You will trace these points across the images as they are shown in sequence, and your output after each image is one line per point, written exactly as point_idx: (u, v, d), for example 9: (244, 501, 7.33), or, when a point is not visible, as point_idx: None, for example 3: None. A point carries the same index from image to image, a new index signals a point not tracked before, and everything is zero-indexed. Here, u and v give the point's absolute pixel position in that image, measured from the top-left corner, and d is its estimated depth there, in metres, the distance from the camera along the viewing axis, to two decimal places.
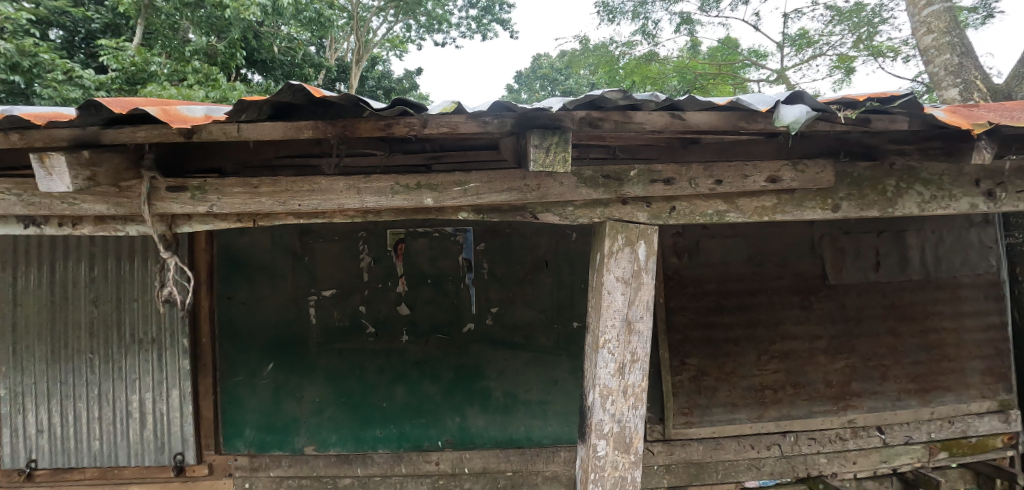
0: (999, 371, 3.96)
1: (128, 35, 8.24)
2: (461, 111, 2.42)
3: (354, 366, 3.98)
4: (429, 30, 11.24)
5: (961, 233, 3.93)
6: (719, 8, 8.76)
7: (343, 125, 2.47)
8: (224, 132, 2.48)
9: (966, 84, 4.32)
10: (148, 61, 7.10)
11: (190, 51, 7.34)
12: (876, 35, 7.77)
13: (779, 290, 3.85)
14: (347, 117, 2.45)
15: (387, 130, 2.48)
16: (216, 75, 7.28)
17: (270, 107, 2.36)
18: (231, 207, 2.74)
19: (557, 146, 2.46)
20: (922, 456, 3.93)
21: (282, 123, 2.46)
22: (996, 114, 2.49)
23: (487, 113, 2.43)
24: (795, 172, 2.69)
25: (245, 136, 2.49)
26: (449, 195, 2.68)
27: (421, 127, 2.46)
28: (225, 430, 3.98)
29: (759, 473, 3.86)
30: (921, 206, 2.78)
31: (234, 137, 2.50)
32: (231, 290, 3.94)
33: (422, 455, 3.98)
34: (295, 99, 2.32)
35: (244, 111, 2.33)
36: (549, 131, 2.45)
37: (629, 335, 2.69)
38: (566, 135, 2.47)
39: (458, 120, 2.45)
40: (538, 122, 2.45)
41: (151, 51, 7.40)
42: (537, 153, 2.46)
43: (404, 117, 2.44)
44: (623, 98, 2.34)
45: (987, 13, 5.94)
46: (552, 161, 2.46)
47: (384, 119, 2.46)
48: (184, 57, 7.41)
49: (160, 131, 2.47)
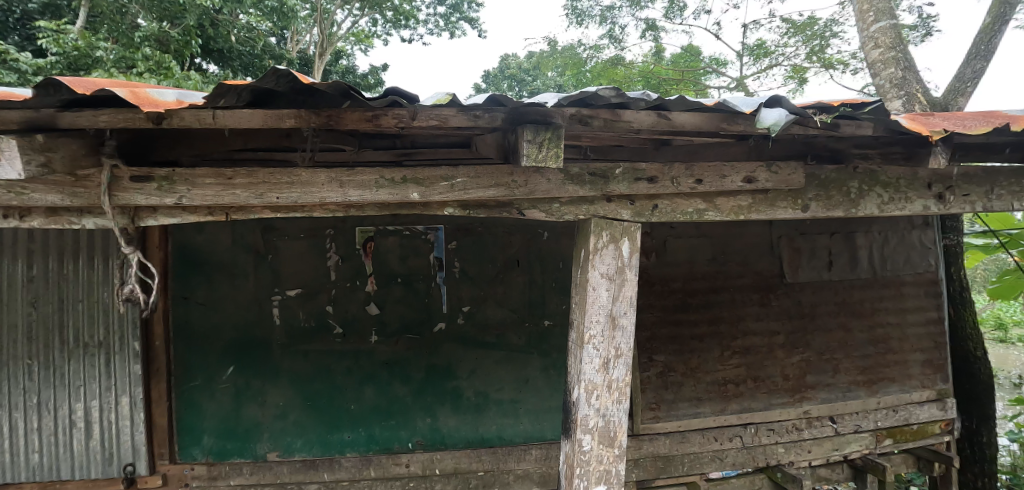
0: (937, 363, 4.28)
1: (69, 17, 7.69)
2: (453, 104, 2.39)
3: (321, 368, 3.87)
4: (396, 26, 11.06)
5: (905, 235, 4.21)
6: (683, 16, 9.08)
7: (327, 115, 2.42)
8: (197, 119, 2.36)
9: (908, 96, 4.64)
10: (94, 45, 6.62)
11: (139, 37, 6.90)
12: (828, 48, 8.28)
13: (740, 288, 4.01)
14: (331, 106, 2.40)
15: (374, 121, 2.45)
16: (169, 64, 6.87)
17: (249, 93, 2.28)
18: (202, 200, 2.59)
19: (550, 142, 2.48)
20: (869, 444, 4.17)
21: (262, 111, 2.38)
22: (951, 122, 2.72)
23: (480, 106, 2.42)
24: (770, 173, 2.83)
25: (221, 124, 2.38)
26: (435, 190, 2.64)
27: (410, 119, 2.43)
28: (181, 437, 3.77)
29: (722, 464, 3.98)
30: (882, 206, 2.98)
31: (208, 124, 2.37)
32: (187, 290, 3.75)
33: (392, 457, 3.88)
34: (278, 86, 2.27)
35: (222, 96, 2.25)
36: (542, 127, 2.46)
37: (613, 331, 2.75)
38: (558, 131, 2.49)
39: (450, 113, 2.42)
40: (529, 118, 2.46)
41: (96, 35, 6.91)
42: (530, 148, 2.47)
43: (393, 108, 2.41)
44: (616, 96, 2.41)
45: (927, 30, 6.42)
46: (543, 157, 2.48)
47: (371, 110, 2.42)
48: (133, 43, 6.95)
49: (126, 117, 2.31)
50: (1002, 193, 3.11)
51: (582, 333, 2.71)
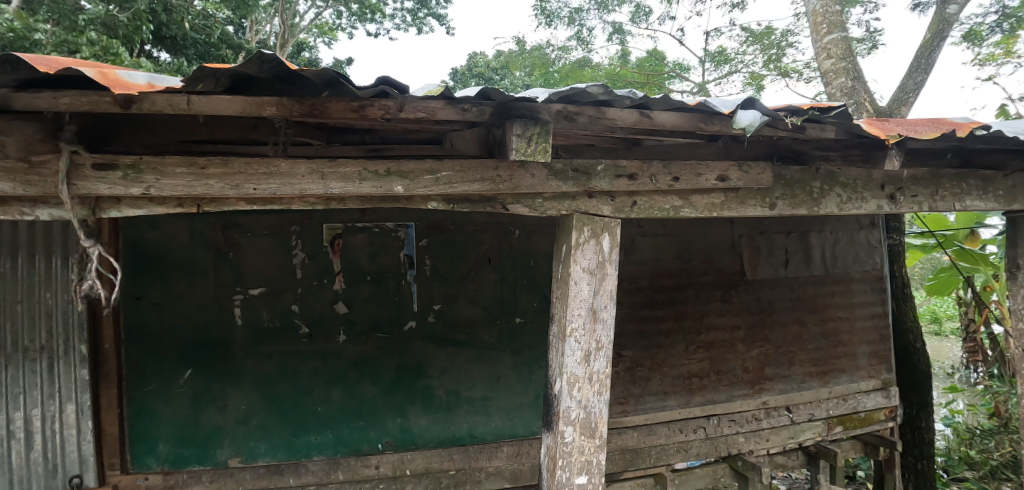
0: (881, 354, 4.60)
1: None
2: (444, 96, 2.31)
3: (286, 369, 3.73)
4: (362, 19, 10.84)
5: (853, 234, 4.50)
6: (648, 21, 9.37)
7: (312, 104, 2.28)
8: (170, 104, 2.16)
9: (858, 104, 5.03)
10: (32, 27, 6.07)
11: (83, 19, 6.51)
12: (784, 57, 8.81)
13: (704, 285, 4.16)
14: (314, 95, 2.26)
15: (359, 112, 2.32)
16: (117, 49, 6.48)
17: (228, 78, 2.11)
18: (172, 191, 2.40)
19: (538, 137, 2.49)
20: (822, 431, 4.41)
21: (241, 97, 2.20)
22: (905, 128, 2.92)
23: (468, 100, 2.36)
24: (741, 173, 2.95)
25: (196, 110, 2.19)
26: (420, 184, 2.59)
27: (397, 110, 2.32)
28: (134, 445, 3.56)
29: (686, 454, 4.10)
30: (840, 205, 3.20)
31: (181, 110, 2.18)
32: (140, 290, 3.53)
33: (362, 459, 3.78)
34: (261, 72, 2.08)
35: (201, 80, 2.08)
36: (530, 122, 2.47)
37: (594, 324, 2.78)
38: (546, 127, 2.50)
39: (437, 106, 2.34)
40: (518, 112, 2.44)
41: (33, 16, 6.36)
42: (518, 142, 2.47)
43: (379, 99, 2.30)
44: (603, 93, 2.41)
45: (872, 44, 6.88)
46: (532, 152, 2.48)
47: (357, 100, 2.30)
48: (76, 27, 6.54)
49: (89, 99, 2.12)
50: (945, 194, 3.39)
51: (565, 325, 2.73)
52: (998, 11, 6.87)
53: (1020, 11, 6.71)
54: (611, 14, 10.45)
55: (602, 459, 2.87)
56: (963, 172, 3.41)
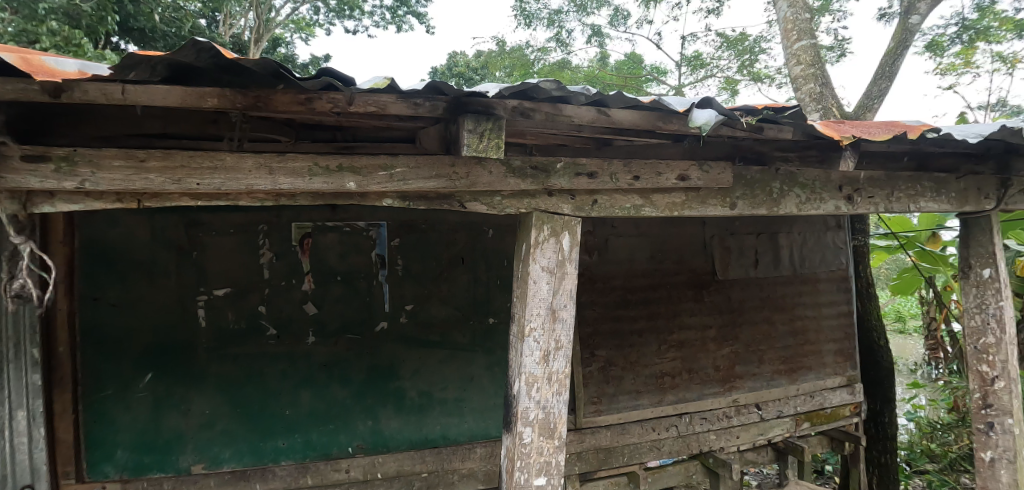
0: (847, 352, 4.71)
1: None
2: (392, 89, 2.19)
3: (252, 372, 3.62)
4: (340, 16, 10.65)
5: (821, 236, 4.60)
6: (627, 24, 9.44)
7: (255, 96, 2.15)
8: (103, 94, 2.01)
9: (825, 109, 5.16)
10: None
11: (43, 8, 6.13)
12: (756, 63, 9.01)
13: (676, 285, 4.18)
14: (260, 86, 2.13)
15: (307, 105, 2.20)
16: (80, 41, 6.22)
17: (165, 67, 1.97)
18: (110, 185, 2.24)
19: (490, 133, 2.39)
20: (790, 427, 4.51)
21: (180, 88, 2.06)
22: (859, 129, 2.98)
23: (420, 93, 2.26)
24: (701, 172, 2.97)
25: (132, 101, 2.04)
26: (373, 180, 2.50)
27: (346, 104, 2.21)
28: (90, 452, 3.40)
29: (659, 453, 4.12)
30: (799, 206, 3.25)
31: (116, 100, 2.03)
32: (97, 290, 3.38)
33: (331, 463, 3.70)
34: (199, 61, 1.95)
35: (133, 68, 1.93)
36: (483, 118, 2.36)
37: (554, 323, 2.74)
38: (499, 123, 2.40)
39: (388, 100, 2.23)
40: (471, 107, 2.35)
41: None
42: (470, 139, 2.37)
43: (327, 92, 2.19)
44: (556, 89, 2.32)
45: (841, 52, 7.06)
46: (485, 148, 2.38)
47: (304, 92, 2.18)
48: (35, 15, 6.14)
49: (14, 88, 1.94)
50: (901, 196, 3.47)
51: (523, 325, 2.68)
52: (958, 23, 7.13)
53: (978, 24, 6.98)
54: (589, 16, 10.52)
55: (561, 460, 2.81)
56: (918, 174, 3.50)
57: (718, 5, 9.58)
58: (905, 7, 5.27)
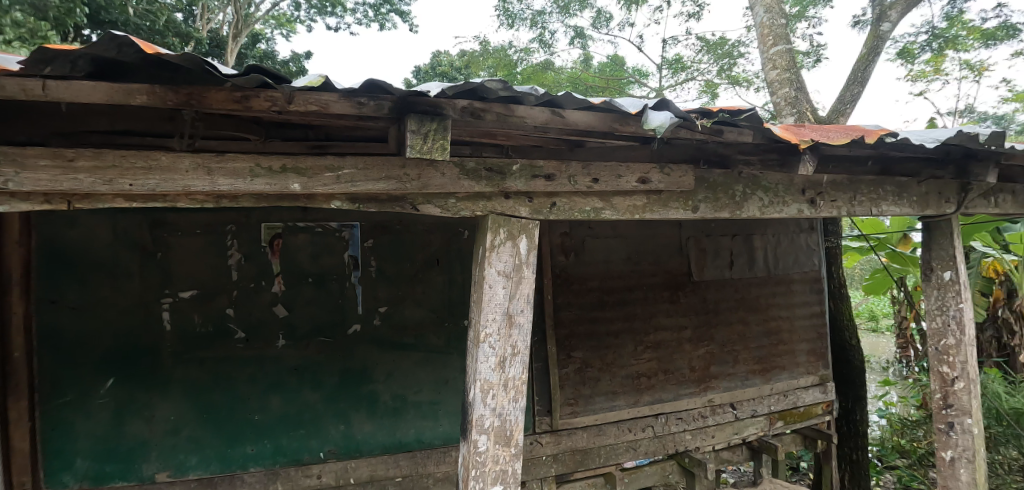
0: (819, 352, 4.76)
1: None
2: (330, 88, 2.11)
3: (219, 376, 3.52)
4: (321, 13, 10.47)
5: (794, 237, 4.66)
6: (609, 26, 9.45)
7: (188, 93, 2.05)
8: (22, 89, 1.91)
9: (800, 113, 5.21)
10: None
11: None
12: (735, 67, 9.09)
13: (652, 286, 4.18)
14: (194, 83, 2.03)
15: (243, 103, 2.10)
16: None
17: (87, 62, 1.88)
18: (34, 185, 2.13)
19: (435, 133, 2.32)
20: (764, 426, 4.54)
21: (106, 83, 1.96)
22: (819, 134, 2.98)
23: (362, 92, 2.17)
24: (662, 175, 2.95)
25: (54, 97, 1.94)
26: (319, 181, 2.42)
27: (285, 102, 2.12)
28: (47, 461, 3.27)
29: (635, 453, 4.11)
30: (762, 209, 3.26)
31: (37, 96, 1.93)
32: (55, 294, 3.25)
33: (302, 469, 3.62)
34: (122, 56, 1.85)
35: (48, 62, 1.83)
36: (428, 117, 2.29)
37: (510, 328, 2.69)
38: (446, 123, 2.33)
39: (329, 99, 2.15)
40: (416, 107, 2.26)
41: None
42: (413, 139, 2.30)
43: (265, 89, 2.09)
44: (504, 89, 2.25)
45: (817, 57, 7.12)
46: (429, 149, 2.31)
47: (240, 90, 2.08)
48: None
49: None
50: (863, 199, 3.51)
51: (478, 330, 2.63)
52: (928, 32, 7.25)
53: (948, 32, 7.09)
54: (572, 18, 10.50)
55: (518, 467, 2.75)
56: (881, 178, 3.54)
57: (698, 9, 9.64)
58: (877, 14, 5.36)
